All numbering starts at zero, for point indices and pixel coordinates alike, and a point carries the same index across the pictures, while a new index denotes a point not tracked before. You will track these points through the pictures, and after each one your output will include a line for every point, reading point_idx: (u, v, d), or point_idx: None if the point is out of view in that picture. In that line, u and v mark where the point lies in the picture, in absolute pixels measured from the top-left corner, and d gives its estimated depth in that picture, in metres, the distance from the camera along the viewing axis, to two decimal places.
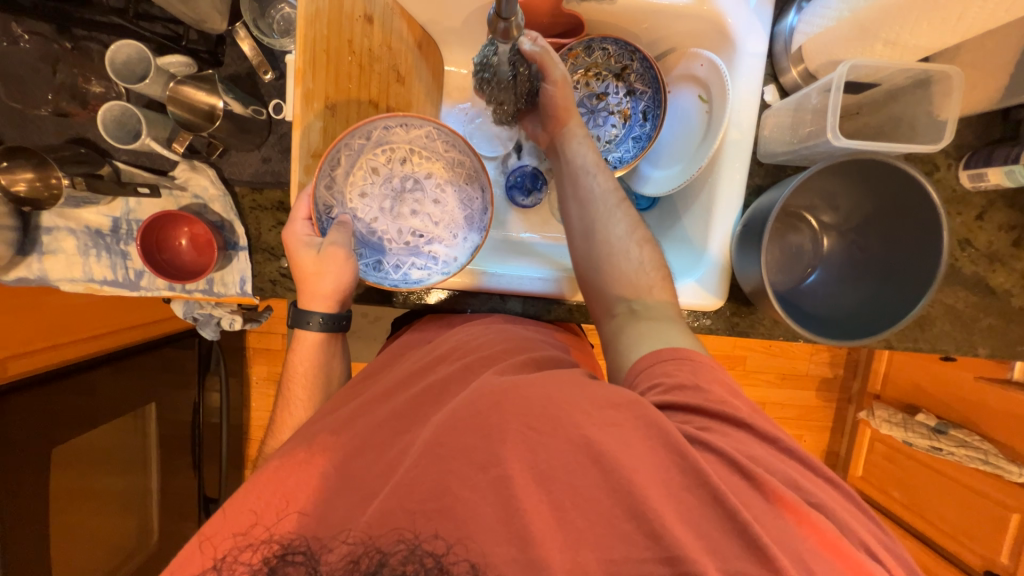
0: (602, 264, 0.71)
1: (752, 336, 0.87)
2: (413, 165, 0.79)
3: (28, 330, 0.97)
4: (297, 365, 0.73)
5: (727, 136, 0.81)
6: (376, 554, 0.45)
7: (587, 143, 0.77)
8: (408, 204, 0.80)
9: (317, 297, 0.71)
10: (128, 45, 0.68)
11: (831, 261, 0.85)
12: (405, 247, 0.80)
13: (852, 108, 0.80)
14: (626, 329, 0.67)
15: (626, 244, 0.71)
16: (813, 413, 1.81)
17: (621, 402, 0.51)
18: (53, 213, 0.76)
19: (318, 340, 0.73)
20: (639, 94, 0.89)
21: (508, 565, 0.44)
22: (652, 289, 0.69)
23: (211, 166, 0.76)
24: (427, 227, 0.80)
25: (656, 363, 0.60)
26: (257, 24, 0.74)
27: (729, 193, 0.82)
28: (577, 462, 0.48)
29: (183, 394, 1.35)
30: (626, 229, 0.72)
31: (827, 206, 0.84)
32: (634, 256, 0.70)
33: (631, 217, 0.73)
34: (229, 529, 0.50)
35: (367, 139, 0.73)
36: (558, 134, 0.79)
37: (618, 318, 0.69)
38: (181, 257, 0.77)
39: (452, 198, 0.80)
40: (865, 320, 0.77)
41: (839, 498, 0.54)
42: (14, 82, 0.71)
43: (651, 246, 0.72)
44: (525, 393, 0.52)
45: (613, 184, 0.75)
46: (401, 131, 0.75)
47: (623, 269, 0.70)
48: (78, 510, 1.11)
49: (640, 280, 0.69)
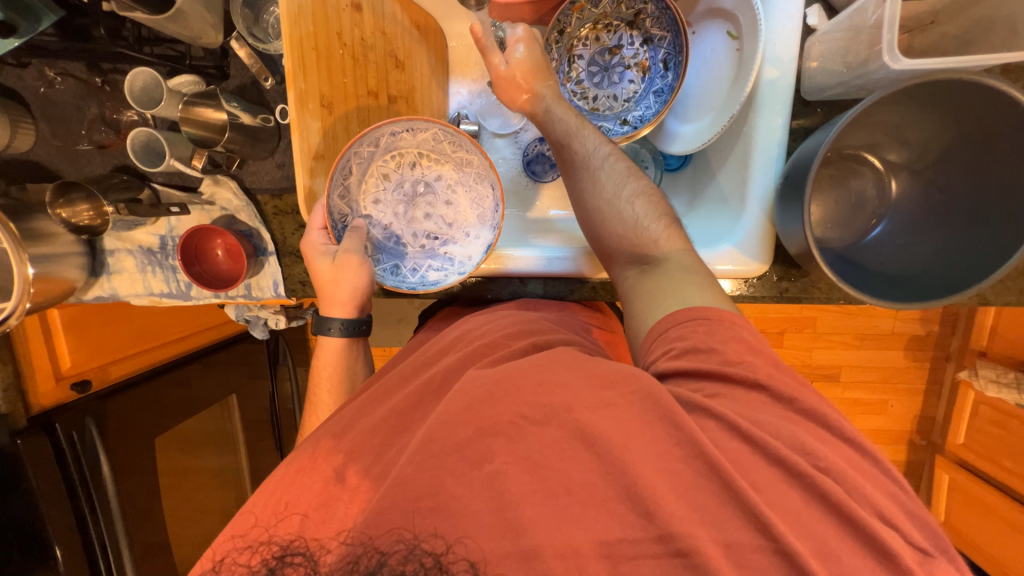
0: (603, 234, 0.67)
1: (806, 302, 0.77)
2: (422, 168, 0.78)
3: (119, 340, 1.13)
4: (322, 369, 0.76)
5: (761, 75, 0.70)
6: (376, 554, 0.45)
7: (564, 104, 0.71)
8: (421, 207, 0.79)
9: (335, 303, 0.73)
10: (140, 72, 0.72)
11: (902, 207, 0.72)
12: (421, 250, 0.79)
13: (925, 18, 0.66)
14: (637, 288, 0.64)
15: (618, 203, 0.66)
16: (901, 374, 1.63)
17: (617, 379, 0.51)
18: (112, 237, 0.85)
19: (340, 346, 0.76)
20: (657, 41, 0.79)
21: (503, 553, 0.44)
22: (659, 242, 0.64)
23: (232, 178, 0.80)
24: (442, 229, 0.79)
25: (672, 327, 0.57)
26: (251, 31, 0.75)
27: (768, 141, 0.72)
28: (571, 449, 0.47)
29: (259, 385, 1.50)
30: (616, 186, 0.66)
31: (894, 142, 0.71)
32: (628, 214, 0.65)
33: (623, 168, 0.67)
34: (229, 533, 0.51)
35: (375, 146, 0.73)
36: (533, 102, 0.72)
37: (629, 279, 0.66)
38: (217, 266, 0.82)
39: (463, 198, 0.78)
40: (949, 272, 0.64)
41: (886, 482, 0.48)
42: (60, 121, 0.80)
43: (644, 197, 0.66)
44: (523, 382, 0.51)
45: (602, 142, 0.69)
46: (409, 136, 0.74)
47: (620, 230, 0.65)
48: (185, 488, 1.28)
49: (640, 235, 0.65)
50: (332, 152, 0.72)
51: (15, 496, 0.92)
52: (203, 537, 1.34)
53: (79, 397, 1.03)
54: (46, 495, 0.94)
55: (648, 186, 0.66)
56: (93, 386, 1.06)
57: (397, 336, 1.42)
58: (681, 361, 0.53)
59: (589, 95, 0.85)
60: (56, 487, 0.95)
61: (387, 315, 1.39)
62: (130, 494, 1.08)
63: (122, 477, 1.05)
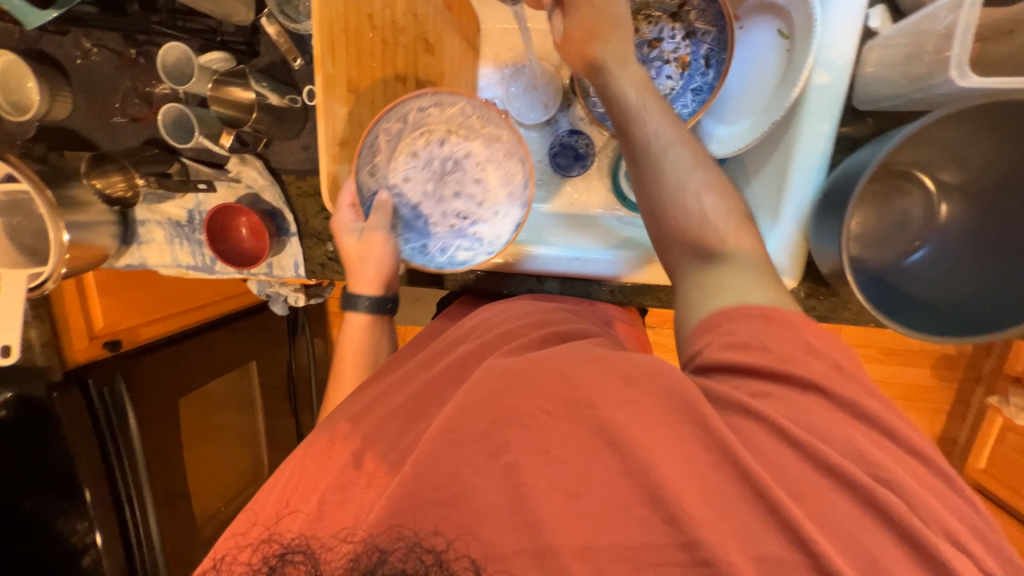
0: (661, 224, 0.60)
1: (833, 322, 0.75)
2: (452, 144, 0.74)
3: (148, 302, 1.18)
4: (346, 344, 0.76)
5: (811, 80, 0.66)
6: (377, 552, 0.47)
7: (632, 63, 0.63)
8: (450, 185, 0.75)
9: (362, 280, 0.75)
10: (174, 47, 0.72)
11: (949, 232, 0.68)
12: (450, 231, 0.76)
13: (1003, 26, 0.59)
14: (692, 282, 0.58)
15: (686, 194, 0.59)
16: (926, 392, 1.57)
17: (641, 376, 0.49)
18: (143, 209, 0.87)
19: (364, 323, 0.76)
20: (700, 36, 0.75)
21: (523, 545, 0.45)
22: (726, 239, 0.57)
23: (258, 157, 0.80)
24: (472, 209, 0.75)
25: (724, 320, 0.52)
26: (282, 8, 0.73)
27: (809, 152, 0.68)
28: (591, 446, 0.46)
29: (279, 352, 1.54)
30: (683, 175, 0.59)
31: (950, 162, 0.65)
32: (694, 208, 0.58)
33: (691, 156, 0.60)
34: (230, 532, 0.54)
35: (402, 122, 0.72)
36: (593, 59, 0.63)
37: (687, 273, 0.59)
38: (242, 244, 0.84)
39: (493, 176, 0.74)
40: (990, 307, 0.60)
41: None
42: (95, 92, 0.81)
43: (714, 190, 0.58)
44: (544, 374, 0.50)
45: (672, 125, 0.61)
46: (436, 111, 0.72)
47: (684, 224, 0.59)
48: (207, 447, 1.34)
49: (706, 232, 0.57)
50: (356, 138, 0.74)
51: (55, 445, 0.99)
52: (225, 492, 1.41)
53: (110, 354, 1.09)
54: (78, 444, 0.99)
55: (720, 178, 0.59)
56: (123, 345, 1.12)
57: (413, 315, 1.44)
58: (703, 374, 0.51)
59: None
60: (88, 439, 1.01)
61: (405, 294, 1.40)
62: (156, 447, 1.14)
63: (148, 432, 1.11)
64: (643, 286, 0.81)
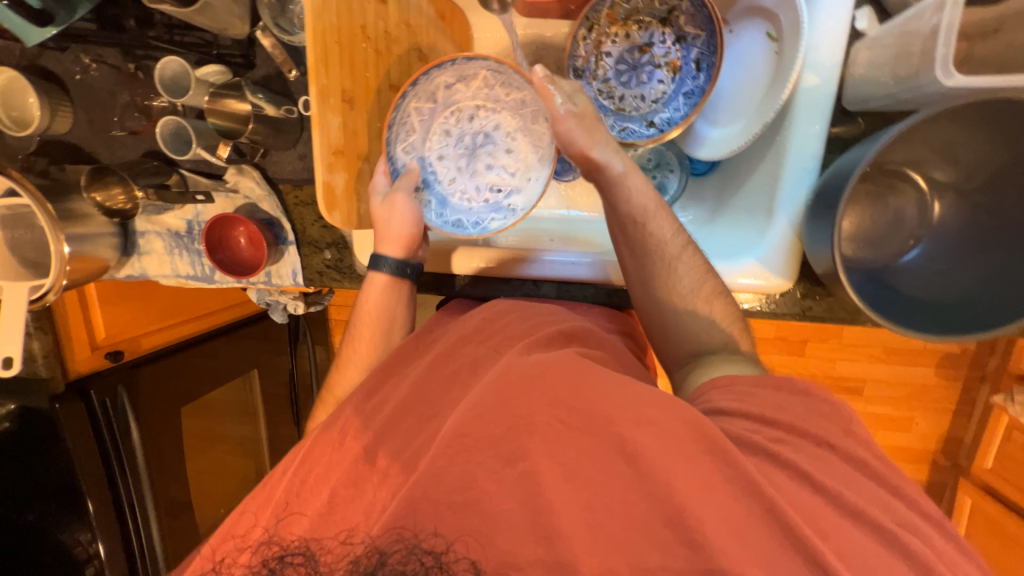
0: (666, 324, 0.69)
1: (829, 323, 0.75)
2: (481, 119, 0.79)
3: (150, 312, 1.20)
4: (365, 303, 0.76)
5: (800, 81, 0.66)
6: (376, 554, 0.46)
7: (639, 176, 0.68)
8: (482, 159, 0.79)
9: (387, 239, 0.73)
10: (171, 61, 0.74)
11: (942, 231, 0.68)
12: (485, 205, 0.79)
13: (987, 25, 0.60)
14: (695, 370, 0.64)
15: (692, 302, 0.67)
16: (928, 392, 1.56)
17: (657, 400, 0.50)
18: (143, 220, 0.88)
19: (386, 282, 0.76)
20: (690, 40, 0.76)
21: (534, 550, 0.46)
22: (727, 344, 0.66)
23: (255, 168, 0.81)
24: (504, 180, 0.79)
25: (732, 383, 0.57)
26: (277, 22, 0.74)
27: (800, 153, 0.68)
28: (608, 462, 0.48)
29: (281, 361, 1.55)
30: (691, 284, 0.67)
31: (942, 161, 0.66)
32: (699, 315, 0.67)
33: (697, 265, 0.68)
34: (229, 534, 0.54)
35: (433, 101, 0.76)
36: (602, 168, 0.68)
37: (685, 366, 0.67)
38: (240, 253, 0.85)
39: (523, 144, 0.79)
40: (987, 304, 0.60)
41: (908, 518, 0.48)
42: (95, 106, 0.82)
43: (718, 300, 0.67)
44: (559, 379, 0.52)
45: (678, 237, 0.68)
46: (463, 87, 0.76)
47: (689, 328, 0.67)
48: (208, 455, 1.34)
49: (710, 337, 0.66)
50: (351, 146, 0.72)
51: (60, 455, 0.99)
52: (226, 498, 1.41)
53: (113, 365, 1.09)
54: (82, 455, 1.00)
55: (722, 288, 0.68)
56: (126, 355, 1.12)
57: None
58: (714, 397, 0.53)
59: (616, 95, 0.82)
60: (93, 450, 1.02)
61: None
62: (160, 456, 1.15)
63: (152, 440, 1.12)
64: None
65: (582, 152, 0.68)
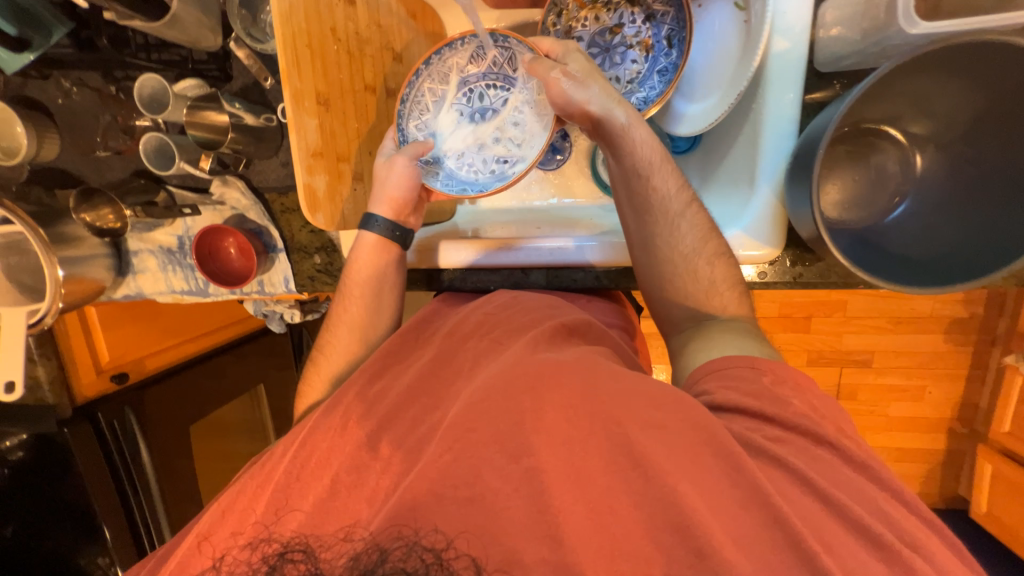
0: (668, 287, 0.70)
1: (822, 287, 0.74)
2: (492, 96, 0.77)
3: (154, 334, 1.18)
4: (357, 270, 0.76)
5: (771, 47, 0.66)
6: (376, 551, 0.45)
7: (645, 133, 0.67)
8: (490, 133, 0.77)
9: (379, 197, 0.73)
10: (149, 79, 0.75)
11: (927, 185, 0.67)
12: (490, 176, 0.76)
13: None
14: (690, 343, 0.67)
15: (695, 263, 0.68)
16: (936, 359, 1.49)
17: (666, 401, 0.51)
18: (136, 239, 0.89)
19: (374, 242, 0.75)
20: (660, 17, 0.76)
21: (535, 535, 0.45)
22: (726, 307, 0.67)
23: (240, 178, 0.83)
24: (511, 152, 0.76)
25: (730, 366, 0.58)
26: (249, 32, 0.75)
27: (778, 118, 0.68)
28: (615, 464, 0.48)
29: (287, 374, 1.55)
30: (695, 243, 0.68)
31: (918, 115, 0.65)
32: (703, 276, 0.68)
33: (701, 223, 0.68)
34: (229, 529, 0.51)
35: (446, 84, 0.76)
36: (604, 124, 0.66)
37: (683, 335, 0.69)
38: (230, 263, 0.86)
39: (531, 116, 0.75)
40: (976, 255, 0.59)
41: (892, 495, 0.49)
42: (79, 130, 0.84)
43: (722, 260, 0.67)
44: (567, 380, 0.53)
45: (682, 195, 0.68)
46: (473, 67, 0.76)
47: (691, 291, 0.69)
48: (218, 470, 1.35)
49: (711, 300, 0.68)
50: (330, 148, 0.72)
51: (71, 478, 1.01)
52: None
53: (118, 387, 1.10)
54: (94, 480, 1.02)
55: (726, 249, 0.68)
56: (131, 377, 1.13)
57: None
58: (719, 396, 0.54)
59: None
60: (102, 472, 1.03)
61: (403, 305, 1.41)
62: (170, 476, 1.16)
63: (161, 460, 1.13)
64: (630, 269, 0.80)
65: (582, 109, 0.66)
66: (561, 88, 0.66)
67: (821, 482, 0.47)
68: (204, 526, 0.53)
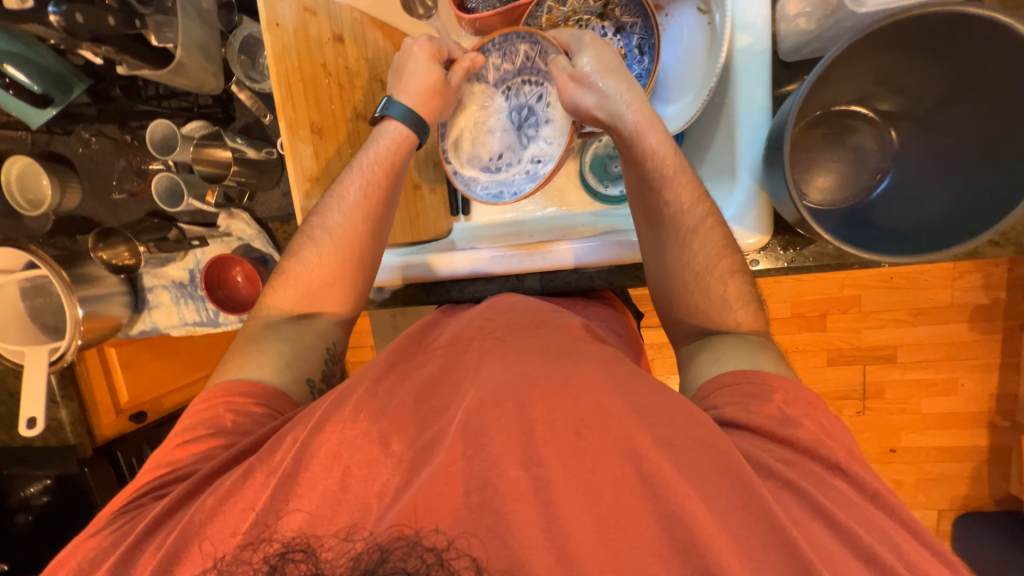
0: (678, 300, 0.69)
1: (816, 270, 0.74)
2: (525, 93, 0.83)
3: (174, 368, 1.20)
4: (381, 148, 0.73)
5: (734, 44, 0.69)
6: (376, 551, 0.45)
7: (659, 142, 0.67)
8: (527, 131, 0.84)
9: (422, 100, 0.75)
10: (159, 123, 0.82)
11: (905, 158, 0.68)
12: (525, 174, 0.83)
13: None
14: (698, 355, 0.67)
15: (707, 282, 0.67)
16: (963, 348, 1.42)
17: (677, 420, 0.51)
18: (150, 276, 0.94)
19: (404, 134, 0.74)
20: (629, 28, 0.80)
21: (539, 534, 0.45)
22: (739, 324, 0.66)
23: (245, 210, 0.87)
24: (543, 151, 0.82)
25: (743, 381, 0.58)
26: (248, 75, 0.82)
27: (750, 109, 0.70)
28: (619, 468, 0.48)
29: None
30: (707, 259, 0.67)
31: (886, 93, 0.67)
32: (715, 293, 0.67)
33: (715, 240, 0.67)
34: (229, 531, 0.50)
35: (484, 83, 0.85)
36: (615, 129, 0.68)
37: (693, 344, 0.69)
38: (238, 291, 0.90)
39: (559, 110, 0.80)
40: (962, 220, 0.59)
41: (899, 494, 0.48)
42: (99, 178, 0.90)
43: (736, 277, 0.66)
44: (576, 393, 0.52)
45: (698, 207, 0.67)
46: (507, 64, 0.83)
47: (703, 306, 0.67)
48: None
49: (724, 316, 0.66)
50: (325, 173, 0.77)
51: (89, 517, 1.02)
52: None
53: (137, 426, 1.12)
54: None
55: (739, 265, 0.67)
56: (148, 416, 1.15)
57: None
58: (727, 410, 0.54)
59: None
60: None
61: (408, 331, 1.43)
62: None
63: None
64: (624, 269, 0.81)
65: (590, 114, 0.70)
66: (574, 92, 0.70)
67: (827, 492, 0.47)
68: (193, 524, 0.51)
